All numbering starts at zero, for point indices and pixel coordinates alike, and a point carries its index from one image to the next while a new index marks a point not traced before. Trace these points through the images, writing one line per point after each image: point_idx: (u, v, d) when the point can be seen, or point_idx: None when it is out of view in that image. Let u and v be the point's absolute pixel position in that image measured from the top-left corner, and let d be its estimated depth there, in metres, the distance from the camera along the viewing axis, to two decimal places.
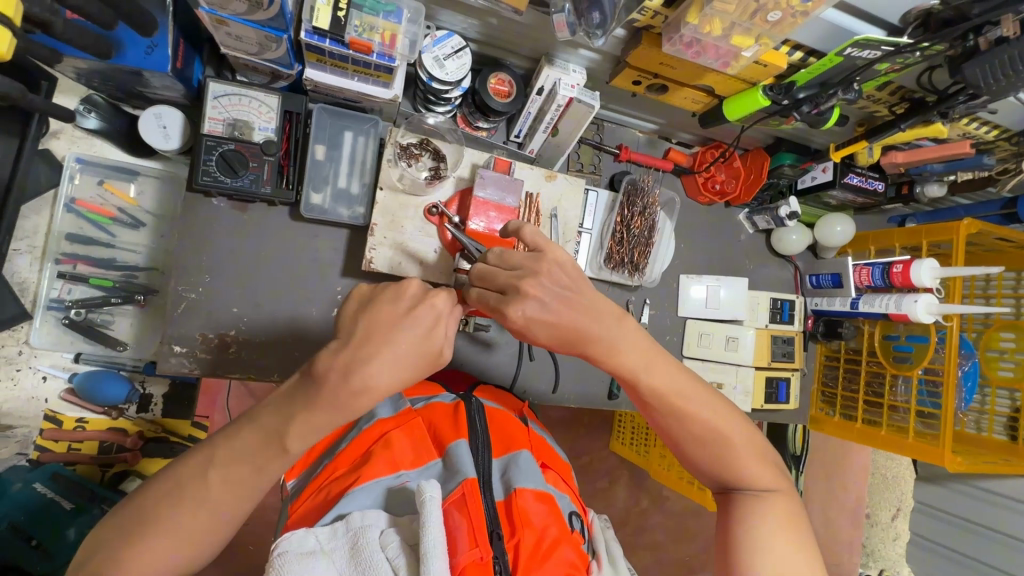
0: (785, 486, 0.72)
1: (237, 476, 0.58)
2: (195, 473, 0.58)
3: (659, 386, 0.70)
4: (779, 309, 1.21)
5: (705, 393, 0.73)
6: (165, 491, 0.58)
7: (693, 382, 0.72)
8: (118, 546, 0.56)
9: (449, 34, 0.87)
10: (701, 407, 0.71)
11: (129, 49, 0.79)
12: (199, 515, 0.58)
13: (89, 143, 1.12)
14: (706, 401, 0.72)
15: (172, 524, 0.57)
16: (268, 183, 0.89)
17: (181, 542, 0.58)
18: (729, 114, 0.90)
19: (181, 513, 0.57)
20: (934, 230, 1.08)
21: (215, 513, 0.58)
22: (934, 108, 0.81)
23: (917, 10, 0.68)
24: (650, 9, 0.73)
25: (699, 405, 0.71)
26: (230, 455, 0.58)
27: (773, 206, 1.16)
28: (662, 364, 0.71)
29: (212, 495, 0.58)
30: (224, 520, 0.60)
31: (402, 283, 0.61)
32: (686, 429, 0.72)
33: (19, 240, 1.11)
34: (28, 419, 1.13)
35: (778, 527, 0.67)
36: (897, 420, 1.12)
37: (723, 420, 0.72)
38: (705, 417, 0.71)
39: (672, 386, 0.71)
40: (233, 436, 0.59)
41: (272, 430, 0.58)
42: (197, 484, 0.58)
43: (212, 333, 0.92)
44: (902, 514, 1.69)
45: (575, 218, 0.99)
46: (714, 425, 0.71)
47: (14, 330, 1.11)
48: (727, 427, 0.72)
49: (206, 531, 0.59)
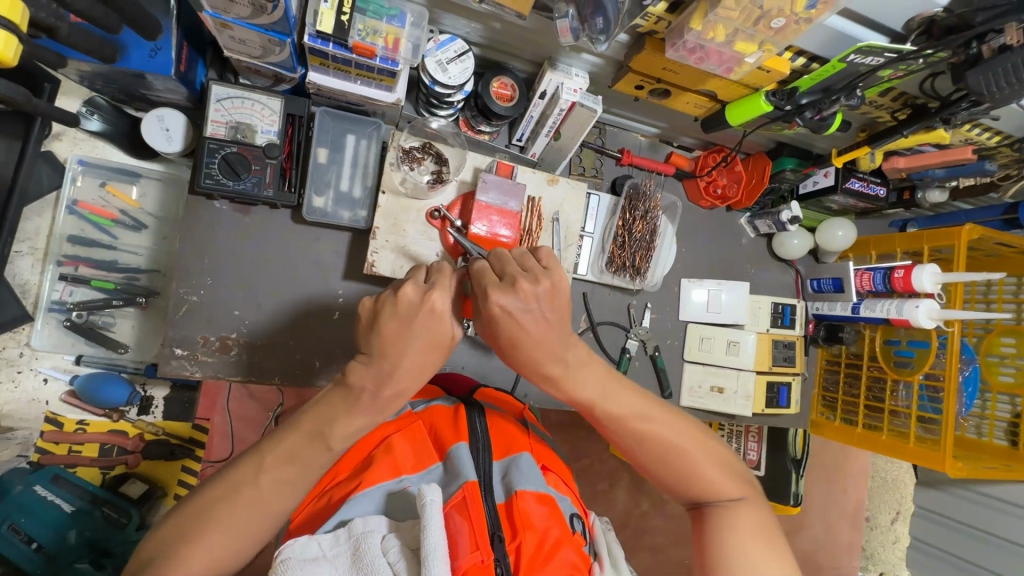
0: (751, 493, 0.75)
1: (285, 480, 0.64)
2: (242, 480, 0.63)
3: (617, 410, 0.74)
4: (780, 313, 1.21)
5: (664, 413, 0.76)
6: (211, 500, 0.62)
7: (651, 403, 0.75)
8: (171, 552, 0.59)
9: (452, 38, 0.87)
10: (662, 426, 0.74)
11: (133, 52, 0.79)
12: (248, 513, 0.62)
13: (91, 145, 1.12)
14: (667, 419, 0.75)
15: (222, 528, 0.61)
16: (270, 186, 0.89)
17: (231, 540, 0.61)
18: (731, 120, 0.90)
19: (230, 518, 0.61)
20: (935, 235, 1.09)
21: (262, 516, 0.63)
22: (937, 114, 0.81)
23: (920, 17, 0.69)
24: (654, 15, 0.74)
25: (660, 426, 0.74)
26: (278, 460, 0.64)
27: (774, 211, 1.17)
28: (619, 388, 0.74)
29: (262, 498, 0.63)
30: (268, 519, 0.64)
31: (397, 296, 0.65)
32: (651, 449, 0.74)
33: (21, 242, 1.11)
34: (29, 421, 1.13)
35: (749, 536, 0.70)
36: (898, 425, 1.11)
37: (685, 436, 0.75)
38: (667, 435, 0.74)
39: (630, 409, 0.74)
40: (279, 440, 0.65)
41: (316, 434, 0.65)
42: (246, 490, 0.62)
43: (214, 336, 0.92)
44: (901, 516, 1.76)
45: (576, 223, 0.98)
46: (677, 443, 0.74)
47: (16, 332, 1.11)
48: (690, 444, 0.75)
49: (253, 530, 0.63)
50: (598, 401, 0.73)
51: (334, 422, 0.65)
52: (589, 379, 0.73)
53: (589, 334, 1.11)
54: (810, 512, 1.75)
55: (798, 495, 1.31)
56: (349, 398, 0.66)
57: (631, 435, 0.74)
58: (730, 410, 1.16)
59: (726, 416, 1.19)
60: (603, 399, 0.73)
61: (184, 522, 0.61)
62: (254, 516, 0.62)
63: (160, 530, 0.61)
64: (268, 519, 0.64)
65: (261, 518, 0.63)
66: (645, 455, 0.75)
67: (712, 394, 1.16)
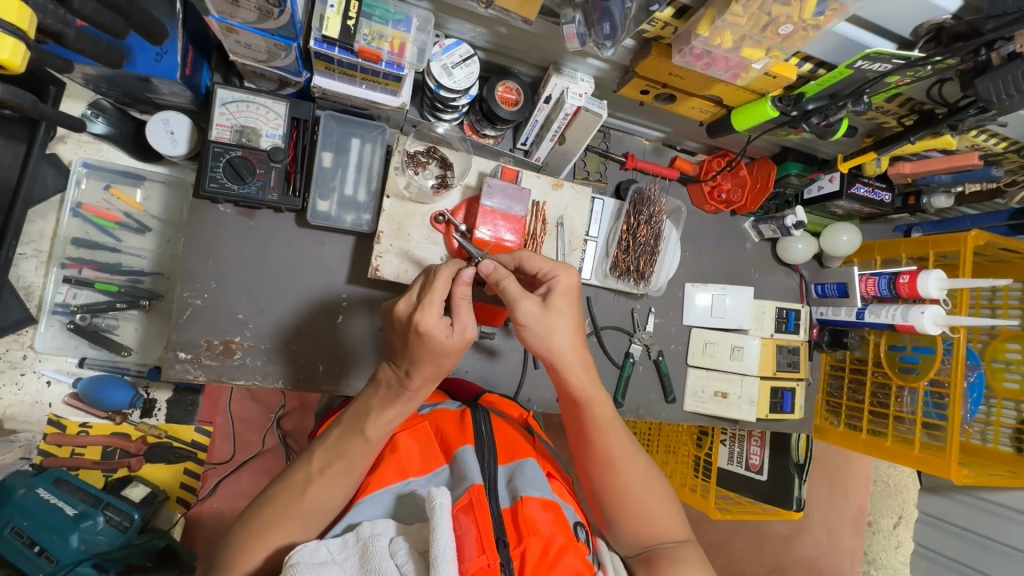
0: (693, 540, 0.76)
1: (333, 475, 0.69)
2: (296, 478, 0.69)
3: (599, 431, 0.77)
4: (784, 318, 1.21)
5: (628, 451, 0.78)
6: (271, 501, 0.69)
7: (620, 439, 0.78)
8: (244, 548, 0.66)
9: (457, 43, 0.87)
10: (629, 464, 0.77)
11: (139, 57, 0.79)
12: (303, 508, 0.68)
13: (96, 147, 1.12)
14: (636, 460, 0.77)
15: (281, 522, 0.67)
16: (275, 190, 0.89)
17: (292, 533, 0.67)
18: (737, 125, 0.90)
19: (288, 514, 0.67)
20: (941, 241, 1.08)
21: (315, 509, 0.68)
22: (945, 120, 0.81)
23: (927, 25, 0.68)
24: (661, 20, 0.73)
25: (628, 462, 0.77)
26: (324, 457, 0.70)
27: (779, 215, 1.16)
28: (595, 420, 0.78)
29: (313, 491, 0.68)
30: (322, 513, 0.69)
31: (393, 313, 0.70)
32: (611, 481, 0.76)
33: (25, 244, 1.11)
34: (32, 423, 1.13)
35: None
36: (903, 431, 1.12)
37: (648, 479, 0.77)
38: (631, 473, 0.76)
39: (610, 435, 0.77)
40: (321, 441, 0.72)
41: (354, 429, 0.71)
42: (298, 486, 0.69)
43: (217, 339, 0.92)
44: (904, 520, 1.67)
45: (581, 227, 0.98)
46: (638, 485, 0.76)
47: (19, 334, 1.11)
48: (646, 486, 0.76)
49: (309, 523, 0.68)
50: (585, 417, 0.77)
51: (369, 419, 0.70)
52: (587, 396, 0.77)
53: (592, 338, 1.11)
54: (811, 516, 1.74)
55: (802, 500, 1.27)
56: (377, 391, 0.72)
57: (602, 458, 0.77)
58: (735, 416, 1.15)
59: (730, 421, 1.18)
60: (588, 417, 0.77)
61: (251, 519, 0.68)
62: (309, 509, 0.68)
63: (234, 534, 0.68)
64: (323, 512, 0.69)
65: (316, 512, 0.68)
66: (604, 486, 0.77)
67: (716, 399, 1.15)
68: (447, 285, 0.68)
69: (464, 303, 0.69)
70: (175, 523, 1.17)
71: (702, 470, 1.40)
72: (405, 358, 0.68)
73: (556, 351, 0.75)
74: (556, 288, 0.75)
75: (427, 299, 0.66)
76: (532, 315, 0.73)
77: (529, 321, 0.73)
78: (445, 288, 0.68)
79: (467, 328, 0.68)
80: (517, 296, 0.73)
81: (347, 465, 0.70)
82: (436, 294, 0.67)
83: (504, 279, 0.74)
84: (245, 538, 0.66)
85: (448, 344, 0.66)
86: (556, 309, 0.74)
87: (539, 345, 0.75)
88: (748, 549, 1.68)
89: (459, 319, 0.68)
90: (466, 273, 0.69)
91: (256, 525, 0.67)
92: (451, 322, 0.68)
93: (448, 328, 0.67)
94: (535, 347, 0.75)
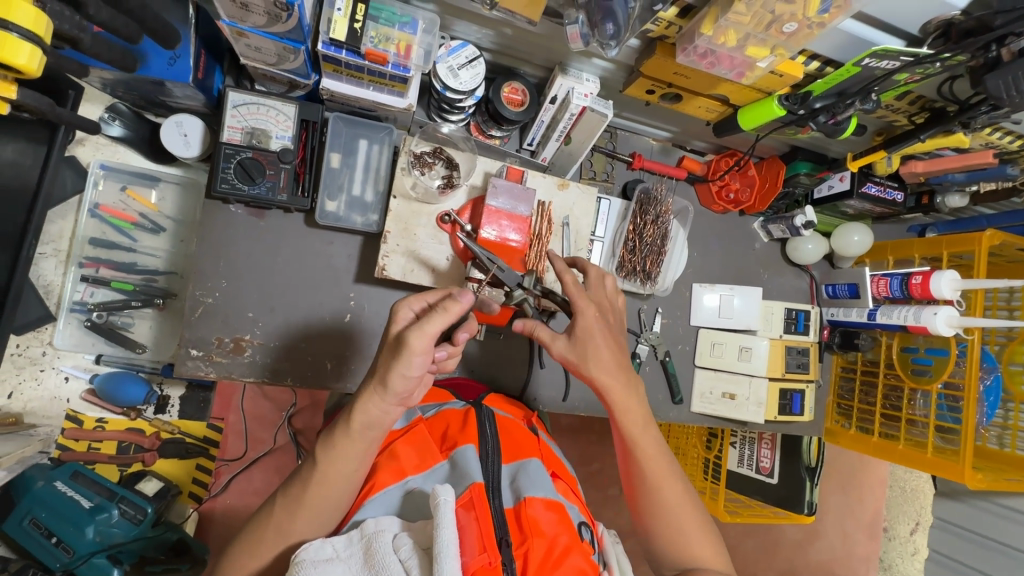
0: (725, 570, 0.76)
1: (317, 490, 0.68)
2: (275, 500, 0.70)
3: (641, 449, 0.79)
4: (793, 319, 1.20)
5: (669, 471, 0.79)
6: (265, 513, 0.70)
7: (662, 459, 0.79)
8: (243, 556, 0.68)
9: (463, 44, 0.88)
10: (668, 484, 0.78)
11: (153, 60, 0.81)
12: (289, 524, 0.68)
13: (113, 149, 1.15)
14: (676, 483, 0.78)
15: (255, 552, 0.68)
16: (284, 191, 0.90)
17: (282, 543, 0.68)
18: (743, 124, 0.89)
19: (279, 526, 0.68)
20: (955, 241, 1.07)
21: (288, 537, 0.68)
22: (955, 118, 0.80)
23: (936, 20, 0.68)
24: (664, 20, 0.73)
25: (667, 482, 0.78)
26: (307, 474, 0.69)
27: (788, 215, 1.15)
28: (640, 435, 0.79)
29: (287, 510, 0.68)
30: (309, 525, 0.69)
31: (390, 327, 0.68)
32: (653, 497, 0.78)
33: (45, 244, 1.15)
34: (51, 418, 1.16)
35: None
36: (916, 434, 1.10)
37: (685, 498, 0.78)
38: (671, 492, 0.78)
39: (648, 454, 0.79)
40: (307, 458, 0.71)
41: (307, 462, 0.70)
42: (277, 507, 0.69)
43: (228, 337, 0.93)
44: (921, 528, 1.66)
45: (587, 227, 0.99)
46: (677, 505, 0.77)
47: (39, 331, 1.14)
48: (682, 510, 0.77)
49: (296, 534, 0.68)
50: (626, 436, 0.79)
51: (328, 442, 0.69)
52: (626, 412, 0.79)
53: None
54: (824, 521, 1.71)
55: (813, 504, 1.25)
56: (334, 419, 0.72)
57: (640, 478, 0.78)
58: (742, 417, 1.14)
59: (739, 423, 1.17)
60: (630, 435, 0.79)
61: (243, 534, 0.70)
62: (280, 539, 0.68)
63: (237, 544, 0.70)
64: (316, 523, 0.69)
65: (308, 525, 0.69)
66: (642, 504, 0.79)
67: (723, 401, 1.14)
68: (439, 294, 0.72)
69: (438, 314, 0.63)
70: (188, 518, 1.20)
71: (711, 472, 1.39)
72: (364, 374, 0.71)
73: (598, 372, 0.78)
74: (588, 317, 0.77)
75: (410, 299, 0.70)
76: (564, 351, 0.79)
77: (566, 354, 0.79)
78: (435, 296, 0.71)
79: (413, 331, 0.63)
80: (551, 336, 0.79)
81: (298, 502, 0.68)
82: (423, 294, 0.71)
83: (534, 330, 0.79)
84: (241, 547, 0.69)
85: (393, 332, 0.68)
86: (584, 337, 0.78)
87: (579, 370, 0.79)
88: (758, 553, 1.66)
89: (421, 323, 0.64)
90: (461, 295, 0.64)
91: (242, 543, 0.69)
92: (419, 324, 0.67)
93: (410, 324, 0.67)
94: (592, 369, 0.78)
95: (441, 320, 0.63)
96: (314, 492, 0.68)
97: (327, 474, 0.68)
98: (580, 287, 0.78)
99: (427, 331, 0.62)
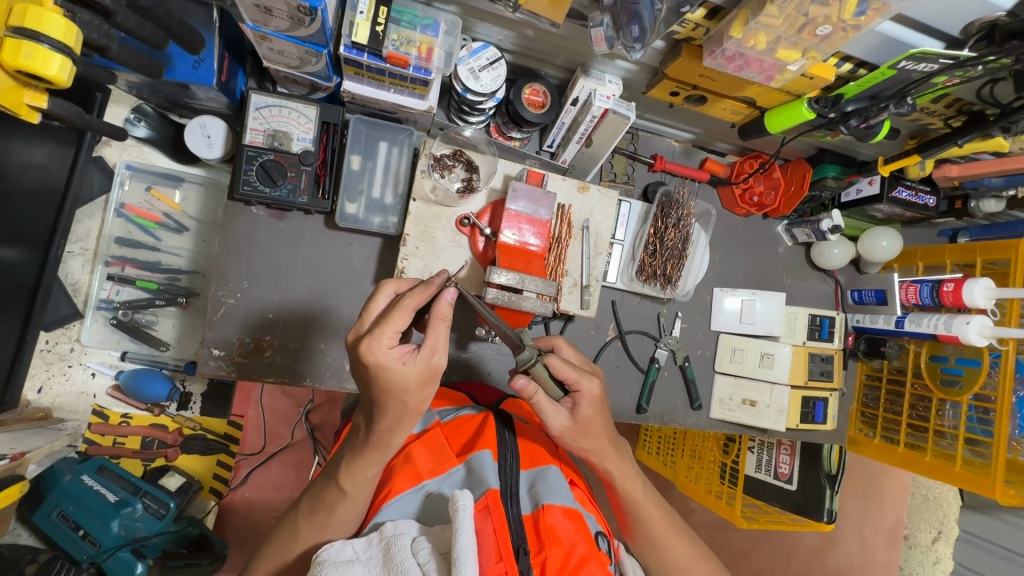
0: None
1: (345, 498, 0.70)
2: (306, 500, 0.74)
3: (640, 510, 0.82)
4: (817, 325, 1.17)
5: (672, 525, 0.83)
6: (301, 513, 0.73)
7: (662, 513, 0.83)
8: (279, 550, 0.73)
9: (484, 45, 0.87)
10: (677, 544, 0.82)
11: (178, 64, 0.83)
12: (314, 526, 0.71)
13: (139, 150, 1.17)
14: (682, 539, 0.83)
15: (288, 548, 0.72)
16: (305, 193, 0.90)
17: (311, 542, 0.72)
18: (771, 126, 0.86)
19: (309, 527, 0.72)
20: (990, 247, 1.03)
21: (321, 540, 0.72)
22: (995, 123, 0.77)
23: (979, 22, 0.65)
24: (691, 22, 0.72)
25: (675, 543, 0.82)
26: (330, 483, 0.71)
27: (814, 219, 1.12)
28: (639, 497, 0.82)
29: (317, 514, 0.71)
30: (334, 529, 0.72)
31: (387, 371, 0.64)
32: (665, 556, 0.82)
33: (73, 243, 1.17)
34: (78, 413, 1.19)
35: None
36: (944, 446, 1.06)
37: (694, 556, 0.83)
38: (681, 551, 0.82)
39: (656, 520, 0.82)
40: (333, 464, 0.73)
41: (331, 480, 0.71)
42: (307, 508, 0.73)
43: (249, 337, 0.94)
44: (943, 537, 1.61)
45: (606, 230, 0.97)
46: (688, 563, 0.82)
47: (67, 327, 1.17)
48: (691, 566, 0.82)
49: (323, 535, 0.72)
50: (624, 500, 0.82)
51: (353, 454, 0.70)
52: (626, 480, 0.82)
53: (616, 342, 1.09)
54: (844, 528, 1.68)
55: (833, 512, 1.21)
56: (355, 438, 0.71)
57: (651, 544, 0.82)
58: (762, 425, 1.12)
59: (758, 430, 1.15)
60: (627, 498, 0.82)
61: (280, 530, 0.75)
62: (313, 541, 0.72)
63: (274, 539, 0.75)
64: (341, 526, 0.72)
65: (336, 529, 0.72)
66: (656, 568, 0.83)
67: (744, 408, 1.12)
68: (405, 316, 0.66)
69: (438, 324, 0.66)
70: (208, 512, 1.24)
71: (727, 476, 1.35)
72: (372, 405, 0.67)
73: (589, 452, 0.80)
74: (586, 398, 0.77)
75: (382, 336, 0.64)
76: (563, 425, 0.78)
77: (563, 430, 0.78)
78: (404, 320, 0.66)
79: (434, 353, 0.65)
80: (550, 410, 0.76)
81: (329, 514, 0.71)
82: (390, 325, 0.65)
83: (536, 394, 0.75)
84: (276, 542, 0.74)
85: (409, 376, 0.64)
86: (586, 417, 0.78)
87: (575, 444, 0.80)
88: (775, 558, 1.64)
89: (426, 344, 0.65)
90: (446, 292, 0.68)
91: (276, 538, 0.74)
92: (418, 348, 0.65)
93: (409, 355, 0.65)
94: (585, 445, 0.80)
95: (442, 330, 0.67)
96: (344, 507, 0.70)
97: (357, 492, 0.70)
98: (577, 355, 0.83)
99: (438, 346, 0.66)
